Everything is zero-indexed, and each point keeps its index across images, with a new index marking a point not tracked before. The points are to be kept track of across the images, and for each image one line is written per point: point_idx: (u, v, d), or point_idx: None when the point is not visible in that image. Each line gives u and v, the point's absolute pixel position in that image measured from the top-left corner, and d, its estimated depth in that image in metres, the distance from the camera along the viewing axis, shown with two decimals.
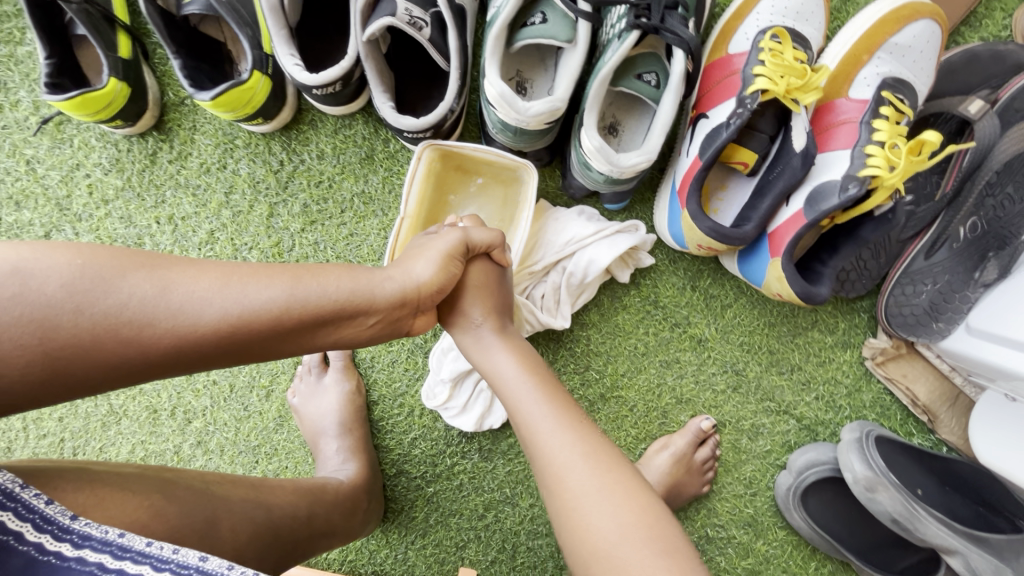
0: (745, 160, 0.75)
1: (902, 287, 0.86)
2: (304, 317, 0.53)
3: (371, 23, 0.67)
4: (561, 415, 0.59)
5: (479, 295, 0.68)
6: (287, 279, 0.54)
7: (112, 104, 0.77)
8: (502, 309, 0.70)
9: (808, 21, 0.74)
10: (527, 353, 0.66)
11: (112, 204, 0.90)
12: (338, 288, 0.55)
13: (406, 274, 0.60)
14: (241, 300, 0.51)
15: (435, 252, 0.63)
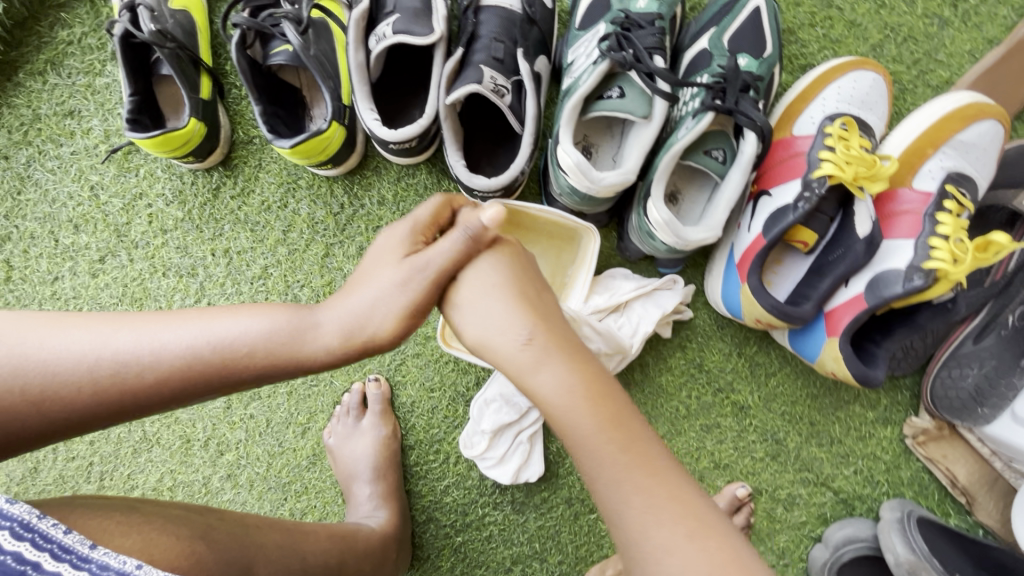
0: (806, 239, 0.76)
1: (948, 369, 0.86)
2: (190, 373, 0.49)
3: (457, 88, 0.69)
4: (655, 477, 0.46)
5: (498, 304, 0.51)
6: (186, 330, 0.50)
7: (189, 143, 0.78)
8: (547, 313, 0.52)
9: (872, 110, 0.77)
10: (600, 381, 0.49)
11: (170, 234, 0.91)
12: (233, 333, 0.50)
13: (333, 314, 0.52)
14: (134, 360, 0.49)
15: (382, 275, 0.52)
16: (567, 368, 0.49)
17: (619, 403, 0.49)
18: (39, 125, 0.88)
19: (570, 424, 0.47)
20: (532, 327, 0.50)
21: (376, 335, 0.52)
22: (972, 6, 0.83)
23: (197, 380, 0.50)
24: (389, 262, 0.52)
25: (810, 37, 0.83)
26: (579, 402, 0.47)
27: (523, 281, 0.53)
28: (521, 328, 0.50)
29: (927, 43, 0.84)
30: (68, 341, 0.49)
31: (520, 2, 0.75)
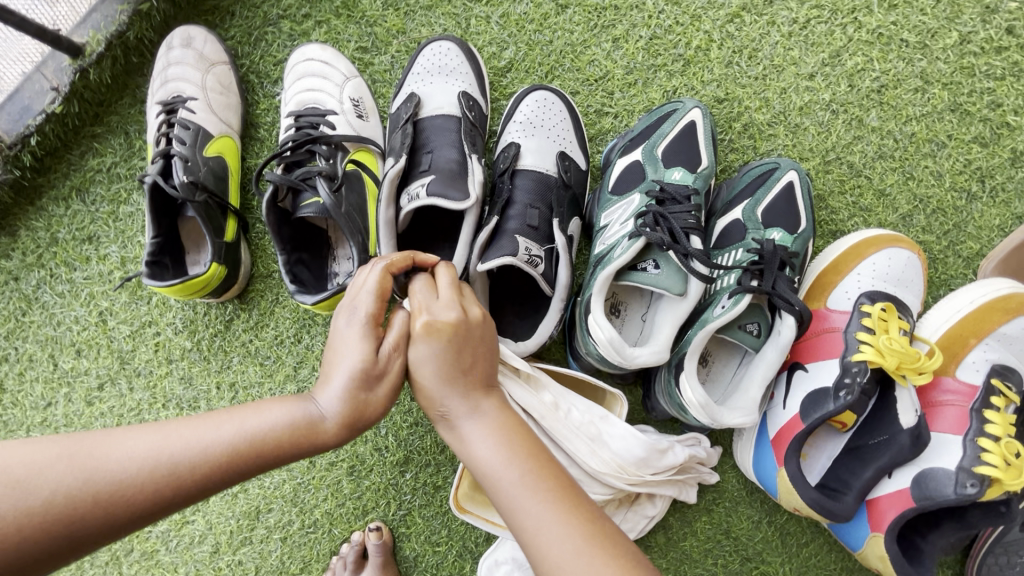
0: (845, 418, 0.72)
1: (995, 556, 0.80)
2: (240, 457, 0.47)
3: (491, 257, 0.66)
4: (555, 499, 0.46)
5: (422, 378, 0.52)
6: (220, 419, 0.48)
7: (209, 286, 0.76)
8: (472, 373, 0.53)
9: (909, 288, 0.76)
10: (515, 425, 0.52)
11: (175, 363, 0.86)
12: (259, 423, 0.49)
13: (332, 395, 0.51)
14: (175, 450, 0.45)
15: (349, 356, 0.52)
16: (484, 420, 0.52)
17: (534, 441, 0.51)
18: (55, 249, 0.85)
19: (479, 469, 0.50)
20: (449, 391, 0.52)
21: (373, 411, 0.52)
22: (1002, 181, 0.83)
23: (243, 465, 0.47)
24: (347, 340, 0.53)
25: (840, 203, 0.83)
26: (490, 447, 0.50)
27: (450, 348, 0.52)
28: (444, 391, 0.52)
29: (956, 214, 0.83)
30: (128, 443, 0.45)
31: (556, 167, 0.76)
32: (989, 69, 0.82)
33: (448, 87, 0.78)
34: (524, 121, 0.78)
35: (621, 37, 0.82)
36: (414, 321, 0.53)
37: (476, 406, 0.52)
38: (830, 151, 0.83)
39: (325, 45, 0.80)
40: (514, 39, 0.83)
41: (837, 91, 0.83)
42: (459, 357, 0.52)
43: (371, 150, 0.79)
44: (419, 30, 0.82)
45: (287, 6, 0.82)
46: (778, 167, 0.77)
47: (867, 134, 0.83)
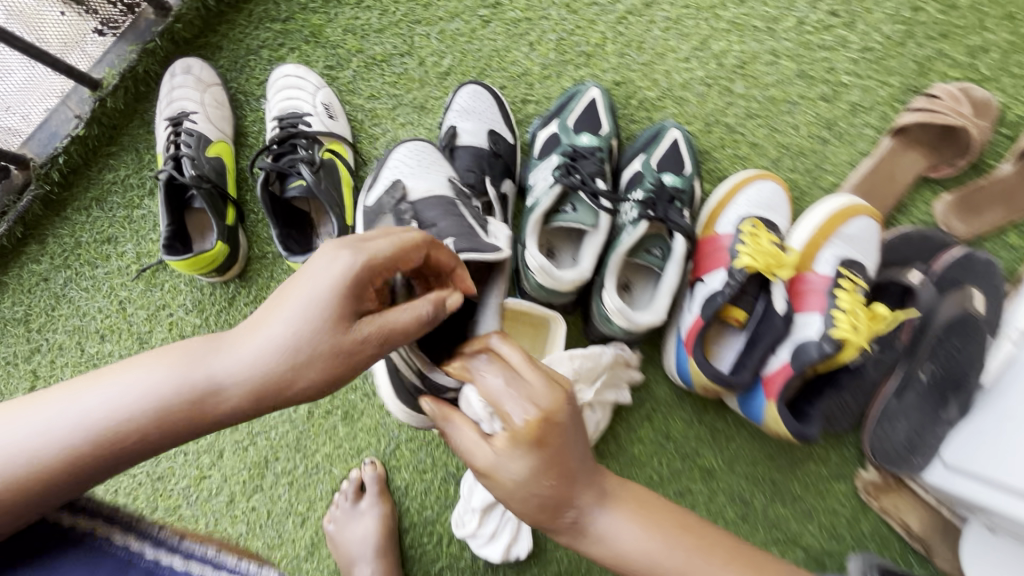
0: (738, 315, 0.90)
1: (880, 424, 0.99)
2: (127, 425, 0.50)
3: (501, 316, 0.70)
4: (707, 550, 0.56)
5: (530, 490, 0.56)
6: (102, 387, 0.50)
7: (215, 261, 0.93)
8: (579, 469, 0.58)
9: (776, 211, 0.96)
10: (636, 501, 0.60)
11: (187, 339, 1.01)
12: (138, 387, 0.50)
13: (228, 363, 0.52)
14: (58, 423, 0.49)
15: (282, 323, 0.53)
16: (618, 515, 0.58)
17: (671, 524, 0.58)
18: (79, 252, 1.01)
19: (632, 559, 0.56)
20: (566, 498, 0.57)
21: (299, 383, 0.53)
22: (845, 127, 1.05)
23: (135, 432, 0.50)
24: (299, 307, 0.53)
25: (722, 156, 1.04)
26: (632, 546, 0.56)
27: (552, 456, 0.56)
28: (562, 504, 0.57)
29: (813, 157, 1.05)
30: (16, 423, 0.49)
31: (488, 141, 0.96)
32: (822, 42, 1.06)
33: (434, 177, 0.86)
34: (460, 109, 0.97)
35: (535, 41, 1.04)
36: (514, 418, 0.55)
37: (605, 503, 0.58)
38: (709, 116, 1.05)
39: (299, 65, 1.01)
40: (451, 49, 1.03)
41: (708, 68, 1.05)
42: (565, 465, 0.56)
43: (342, 141, 0.98)
44: (374, 48, 1.03)
45: (266, 39, 1.02)
46: (664, 128, 0.99)
47: (737, 100, 1.05)
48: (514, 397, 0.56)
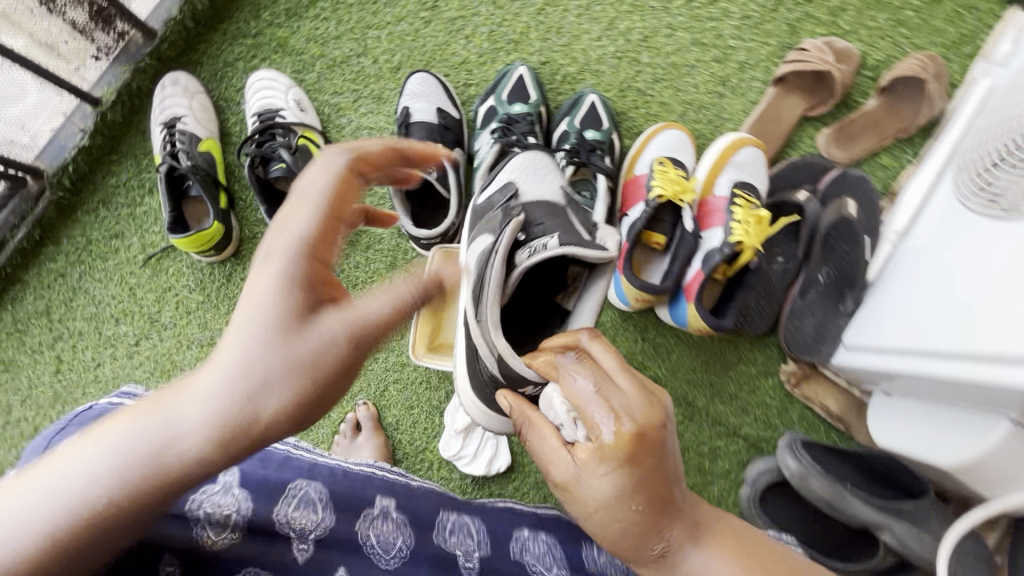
0: (658, 238, 1.08)
1: (791, 322, 1.17)
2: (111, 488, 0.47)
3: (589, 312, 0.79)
4: None
5: (617, 512, 0.55)
6: (72, 466, 0.47)
7: (212, 239, 1.09)
8: (676, 508, 0.56)
9: (682, 151, 1.15)
10: (728, 536, 0.56)
11: (192, 314, 1.16)
12: (113, 451, 0.48)
13: (209, 401, 0.51)
14: (30, 511, 0.45)
15: (241, 342, 0.54)
16: (713, 554, 0.54)
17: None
18: (90, 247, 1.16)
19: None
20: (655, 532, 0.55)
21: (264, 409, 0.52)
22: (737, 82, 1.26)
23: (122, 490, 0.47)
24: (257, 313, 0.54)
25: (637, 115, 1.24)
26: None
27: (648, 481, 0.54)
28: (651, 539, 0.55)
29: (713, 109, 1.25)
30: None
31: (437, 118, 1.13)
32: (710, 14, 1.27)
33: (547, 183, 0.92)
34: (411, 94, 1.15)
35: (470, 34, 1.23)
36: (600, 430, 0.54)
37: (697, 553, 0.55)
38: (622, 83, 1.24)
39: (271, 70, 1.18)
40: (399, 47, 1.22)
41: (618, 44, 1.25)
42: (660, 498, 0.55)
43: (313, 129, 1.15)
44: (334, 52, 1.21)
45: (241, 53, 1.19)
46: (583, 94, 1.19)
47: (644, 68, 1.25)
48: (599, 406, 0.55)
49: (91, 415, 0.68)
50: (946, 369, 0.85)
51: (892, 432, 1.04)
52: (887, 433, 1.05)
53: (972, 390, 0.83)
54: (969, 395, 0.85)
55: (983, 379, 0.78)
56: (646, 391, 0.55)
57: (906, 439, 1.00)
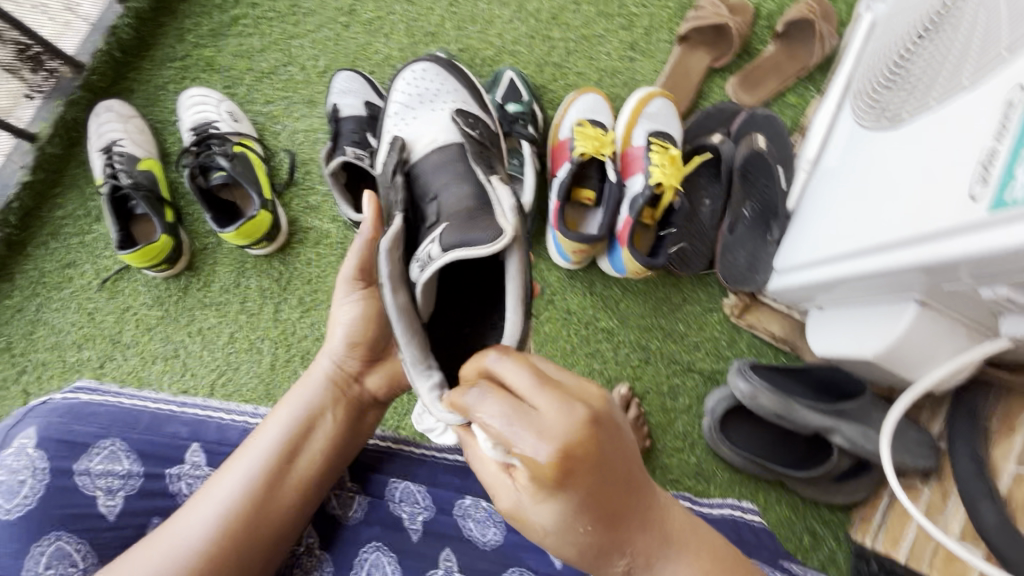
0: (587, 194, 1.16)
1: (726, 257, 1.25)
2: (273, 459, 0.75)
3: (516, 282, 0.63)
4: None
5: (565, 537, 0.52)
6: (242, 463, 0.75)
7: (162, 252, 1.12)
8: (630, 522, 0.54)
9: (600, 112, 1.23)
10: (697, 543, 0.58)
11: (154, 329, 1.19)
12: (266, 441, 0.77)
13: (313, 391, 0.82)
14: (217, 497, 0.72)
15: (287, 416, 0.80)
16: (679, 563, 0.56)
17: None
18: (45, 279, 1.19)
19: None
20: (610, 549, 0.54)
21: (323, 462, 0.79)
22: (645, 45, 1.34)
23: (281, 457, 0.76)
24: (302, 394, 0.82)
25: (556, 87, 1.32)
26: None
27: (592, 502, 0.50)
28: (609, 553, 0.55)
29: (626, 72, 1.33)
30: (180, 524, 0.70)
31: (366, 110, 1.19)
32: None
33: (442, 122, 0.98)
34: (338, 92, 1.21)
35: (389, 32, 1.29)
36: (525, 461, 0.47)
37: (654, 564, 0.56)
38: (539, 60, 1.32)
39: (201, 87, 1.23)
40: (323, 52, 1.28)
41: (529, 24, 1.33)
42: (610, 518, 0.53)
43: (249, 137, 1.21)
44: (261, 65, 1.27)
45: (171, 76, 1.25)
46: (501, 73, 1.27)
47: (557, 43, 1.33)
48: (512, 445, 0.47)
49: (51, 409, 0.81)
50: (901, 255, 0.84)
51: (825, 341, 1.11)
52: (822, 343, 1.12)
53: (883, 278, 0.90)
54: (881, 285, 0.93)
55: (943, 254, 0.77)
56: (575, 410, 0.47)
57: (838, 344, 1.07)
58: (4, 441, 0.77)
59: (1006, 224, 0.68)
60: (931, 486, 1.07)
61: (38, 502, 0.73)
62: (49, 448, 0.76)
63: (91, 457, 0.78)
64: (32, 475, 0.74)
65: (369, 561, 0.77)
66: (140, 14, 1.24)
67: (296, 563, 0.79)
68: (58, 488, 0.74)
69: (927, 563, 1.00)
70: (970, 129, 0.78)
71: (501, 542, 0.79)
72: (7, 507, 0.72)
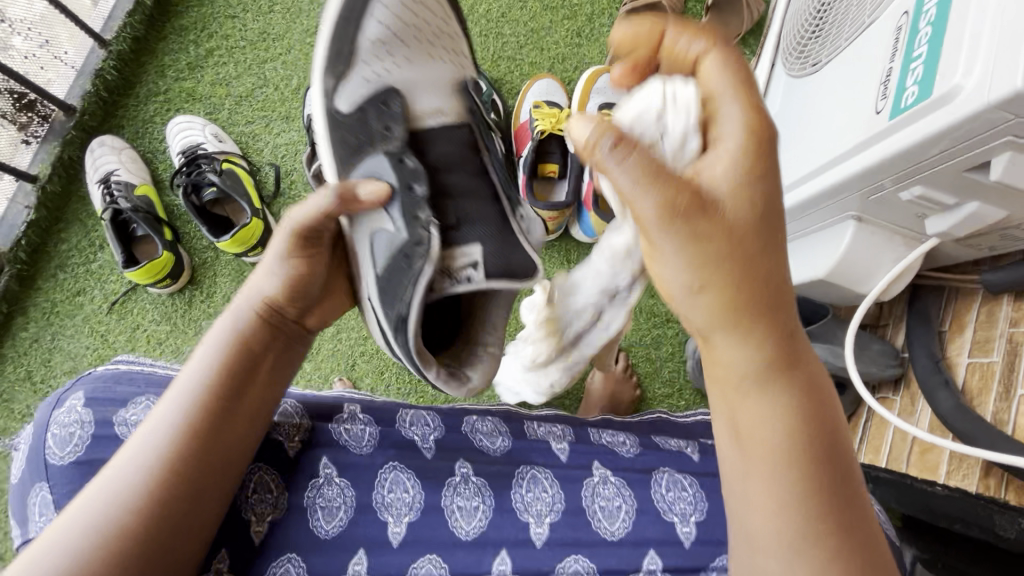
0: (552, 167, 1.27)
1: None
2: (202, 394, 0.66)
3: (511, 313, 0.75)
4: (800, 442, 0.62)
5: (729, 180, 0.56)
6: (169, 400, 0.66)
7: (164, 268, 1.21)
8: (762, 286, 0.57)
9: (555, 94, 1.35)
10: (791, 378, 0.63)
11: (165, 343, 1.26)
12: (193, 374, 0.67)
13: (244, 323, 0.70)
14: (144, 439, 0.64)
15: (201, 360, 0.68)
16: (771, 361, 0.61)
17: (807, 402, 0.60)
18: (57, 309, 1.26)
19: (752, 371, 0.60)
20: (732, 325, 0.58)
21: (243, 413, 0.69)
22: (590, 31, 1.45)
23: (213, 392, 0.67)
24: (226, 323, 0.70)
25: (512, 79, 1.43)
26: (765, 410, 0.60)
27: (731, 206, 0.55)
28: (736, 316, 0.58)
29: (575, 58, 1.44)
30: (115, 469, 0.63)
31: None
32: None
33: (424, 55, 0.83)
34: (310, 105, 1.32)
35: None
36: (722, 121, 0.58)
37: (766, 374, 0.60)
38: (493, 56, 1.43)
39: (186, 115, 1.33)
40: (294, 71, 1.38)
41: (480, 23, 1.43)
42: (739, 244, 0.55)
43: (235, 155, 1.30)
44: (238, 89, 1.37)
45: (156, 109, 1.35)
46: None
47: (508, 38, 1.43)
48: (653, 194, 0.53)
49: (95, 377, 0.80)
50: (825, 178, 0.95)
51: None
52: None
53: (822, 203, 0.99)
54: (822, 211, 1.02)
55: (856, 169, 0.87)
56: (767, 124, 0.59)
57: (794, 272, 1.16)
58: (54, 403, 0.76)
59: (906, 127, 0.77)
60: (901, 393, 1.15)
61: (87, 449, 0.73)
62: (95, 402, 0.76)
63: (129, 407, 0.76)
64: (81, 426, 0.74)
65: (390, 480, 0.80)
66: (121, 56, 1.34)
67: (316, 495, 0.77)
68: (103, 436, 0.74)
69: (906, 462, 1.10)
70: (871, 55, 0.88)
71: (510, 448, 0.87)
72: (60, 455, 0.73)
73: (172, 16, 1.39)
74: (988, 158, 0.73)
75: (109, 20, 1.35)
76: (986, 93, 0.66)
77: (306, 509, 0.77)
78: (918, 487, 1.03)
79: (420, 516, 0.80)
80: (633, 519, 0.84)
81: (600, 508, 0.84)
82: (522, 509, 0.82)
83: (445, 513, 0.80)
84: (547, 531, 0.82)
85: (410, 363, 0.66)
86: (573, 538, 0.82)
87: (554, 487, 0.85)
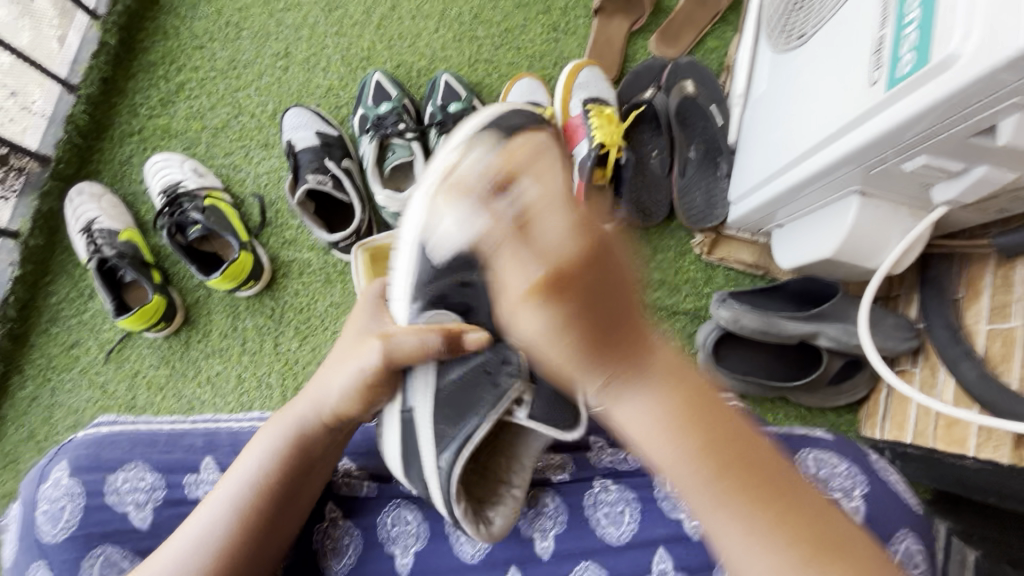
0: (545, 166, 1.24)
1: (685, 201, 1.32)
2: (269, 471, 0.72)
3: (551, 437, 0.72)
4: (711, 461, 0.48)
5: (537, 328, 0.47)
6: (238, 474, 0.72)
7: (156, 312, 1.18)
8: (587, 298, 0.45)
9: (536, 94, 1.33)
10: (686, 393, 0.50)
11: (166, 387, 1.24)
12: (258, 454, 0.73)
13: (307, 414, 0.74)
14: (211, 511, 0.70)
15: (270, 442, 0.73)
16: (645, 398, 0.49)
17: (686, 402, 0.49)
18: (54, 363, 1.24)
19: (644, 446, 0.50)
20: (593, 372, 0.48)
21: (299, 502, 0.74)
22: (566, 25, 1.41)
23: (277, 473, 0.72)
24: (290, 415, 0.75)
25: (492, 81, 1.39)
26: (646, 429, 0.49)
27: (585, 236, 0.47)
28: (597, 353, 0.47)
29: (554, 53, 1.40)
30: (180, 539, 0.69)
31: (319, 140, 1.27)
32: None
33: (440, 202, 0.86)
34: (289, 128, 1.29)
35: (326, 65, 1.37)
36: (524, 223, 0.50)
37: (640, 369, 0.49)
38: (469, 60, 1.39)
39: (163, 153, 1.31)
40: (269, 97, 1.35)
41: (454, 29, 1.39)
42: (561, 288, 0.45)
43: (217, 189, 1.28)
44: (214, 121, 1.34)
45: (133, 150, 1.33)
46: (436, 78, 1.34)
47: (484, 41, 1.39)
48: (524, 262, 0.48)
49: (78, 442, 0.79)
50: (823, 157, 0.91)
51: (789, 254, 1.17)
52: (788, 254, 1.18)
53: (823, 181, 0.96)
54: (823, 188, 0.98)
55: (855, 145, 0.84)
56: (558, 239, 0.46)
57: (801, 252, 1.12)
58: (41, 477, 0.77)
59: (903, 98, 0.74)
60: (920, 365, 1.12)
61: (79, 524, 0.74)
62: (82, 472, 0.76)
63: (118, 477, 0.77)
64: (71, 500, 0.74)
65: (392, 516, 0.80)
66: (91, 99, 1.31)
67: (324, 537, 0.81)
68: (96, 510, 0.75)
69: (931, 437, 1.05)
70: (860, 23, 0.84)
71: None
72: (52, 532, 0.73)
73: (140, 53, 1.36)
74: (994, 122, 0.70)
75: (75, 64, 1.32)
76: (987, 56, 0.63)
77: (318, 553, 0.80)
78: (949, 462, 1.01)
79: (426, 544, 0.78)
80: (639, 519, 0.79)
81: (605, 515, 0.79)
82: (525, 528, 0.79)
83: (448, 539, 0.79)
84: (553, 544, 0.78)
85: (442, 492, 0.67)
86: (580, 551, 0.78)
87: (554, 500, 0.81)
